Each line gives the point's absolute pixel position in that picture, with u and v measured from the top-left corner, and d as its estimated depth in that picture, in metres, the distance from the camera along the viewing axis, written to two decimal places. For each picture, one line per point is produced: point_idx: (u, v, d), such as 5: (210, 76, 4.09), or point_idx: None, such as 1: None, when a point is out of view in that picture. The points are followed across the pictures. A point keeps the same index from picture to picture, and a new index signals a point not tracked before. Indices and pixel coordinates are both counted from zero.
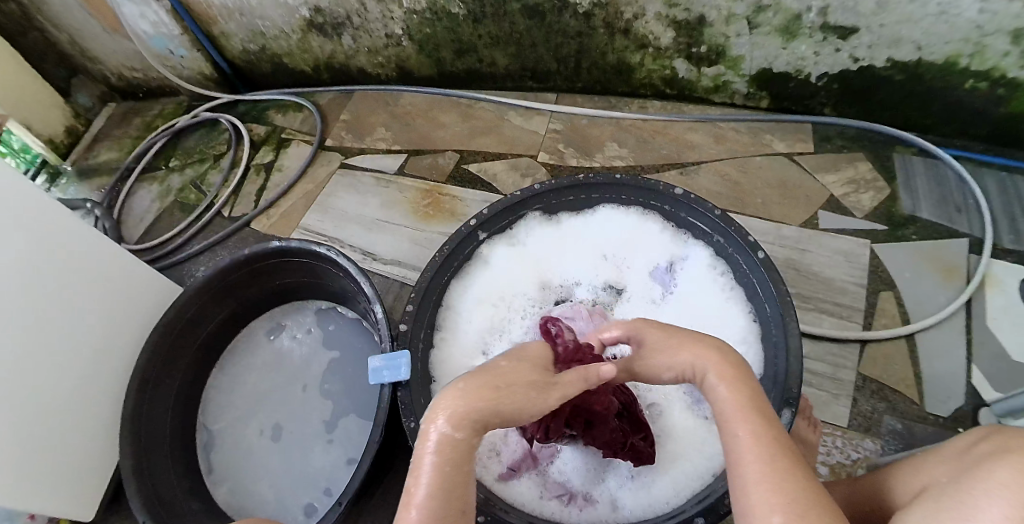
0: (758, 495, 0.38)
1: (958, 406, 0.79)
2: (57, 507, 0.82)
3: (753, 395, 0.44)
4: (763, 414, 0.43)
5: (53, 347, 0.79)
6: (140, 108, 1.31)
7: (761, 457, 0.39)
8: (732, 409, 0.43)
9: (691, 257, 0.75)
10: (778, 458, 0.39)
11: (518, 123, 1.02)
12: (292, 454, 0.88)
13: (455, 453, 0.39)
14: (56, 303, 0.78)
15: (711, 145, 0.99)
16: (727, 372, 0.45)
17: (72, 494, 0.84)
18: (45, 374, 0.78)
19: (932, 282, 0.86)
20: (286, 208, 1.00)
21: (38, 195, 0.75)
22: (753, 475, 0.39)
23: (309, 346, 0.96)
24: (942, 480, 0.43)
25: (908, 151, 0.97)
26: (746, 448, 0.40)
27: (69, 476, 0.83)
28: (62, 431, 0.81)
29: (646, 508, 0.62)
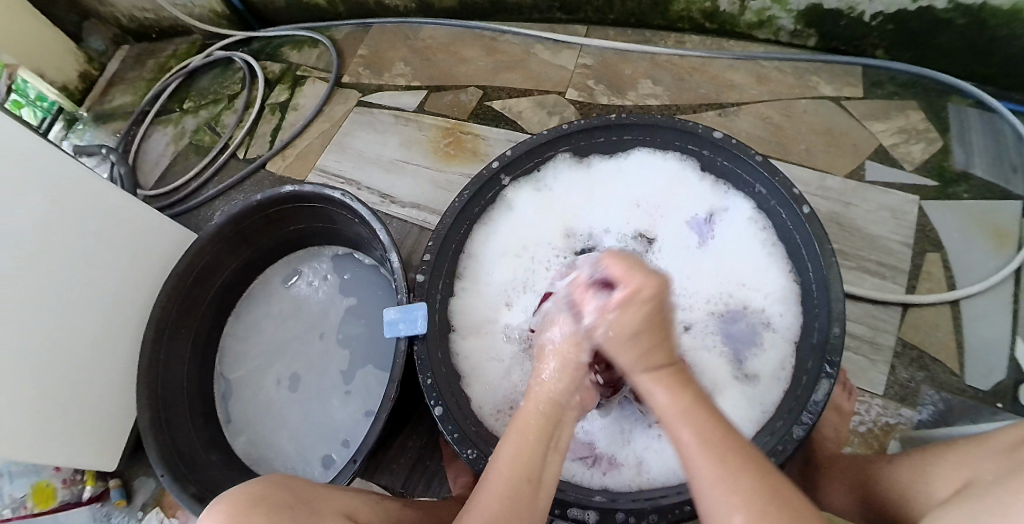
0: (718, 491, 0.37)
1: (1000, 380, 0.74)
2: (86, 455, 0.84)
3: (698, 397, 0.43)
4: (705, 412, 0.41)
5: (70, 297, 0.78)
6: (154, 50, 1.28)
7: (717, 451, 0.39)
8: (674, 410, 0.42)
9: (731, 209, 0.70)
10: (727, 450, 0.39)
11: (546, 57, 0.96)
12: (310, 404, 0.87)
13: (535, 424, 0.46)
14: (71, 253, 0.77)
15: (753, 85, 0.93)
16: (673, 377, 0.44)
17: (99, 442, 0.85)
18: (63, 325, 0.77)
19: (983, 247, 0.81)
20: (301, 148, 0.97)
21: (44, 142, 0.73)
22: (708, 474, 0.38)
23: (323, 294, 0.94)
24: (987, 479, 0.39)
25: (963, 102, 0.89)
26: (694, 452, 0.39)
27: (96, 425, 0.84)
28: (84, 381, 0.81)
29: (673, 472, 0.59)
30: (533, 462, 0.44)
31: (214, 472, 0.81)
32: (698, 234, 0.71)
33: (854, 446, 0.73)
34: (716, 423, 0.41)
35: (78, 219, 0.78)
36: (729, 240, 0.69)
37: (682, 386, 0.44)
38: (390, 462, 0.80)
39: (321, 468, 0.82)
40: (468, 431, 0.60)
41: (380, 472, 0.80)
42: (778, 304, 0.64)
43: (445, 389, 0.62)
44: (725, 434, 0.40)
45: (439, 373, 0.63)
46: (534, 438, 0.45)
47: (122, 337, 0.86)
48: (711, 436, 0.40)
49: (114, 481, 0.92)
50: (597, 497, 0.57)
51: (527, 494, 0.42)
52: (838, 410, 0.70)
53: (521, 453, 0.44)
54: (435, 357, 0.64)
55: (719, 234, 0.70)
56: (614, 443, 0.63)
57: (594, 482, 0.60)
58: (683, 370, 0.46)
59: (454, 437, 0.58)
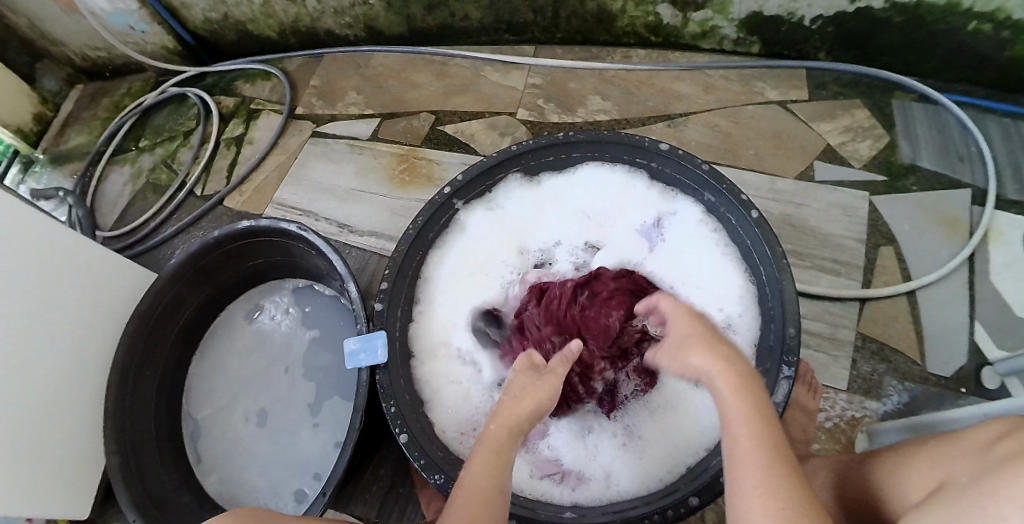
0: (751, 486, 0.39)
1: (961, 366, 0.76)
2: (55, 507, 0.81)
3: (763, 406, 0.44)
4: (763, 414, 0.43)
5: (31, 346, 0.76)
6: (108, 89, 1.26)
7: (764, 454, 0.40)
8: (741, 408, 0.43)
9: (680, 212, 0.71)
10: (766, 445, 0.41)
11: (495, 79, 0.97)
12: (281, 438, 0.86)
13: (497, 439, 0.49)
14: (32, 302, 0.75)
15: (700, 95, 0.95)
16: (736, 381, 0.45)
17: (69, 494, 0.83)
18: (26, 375, 0.75)
19: (933, 236, 0.83)
20: (259, 181, 0.97)
21: None
22: (750, 482, 0.40)
23: (286, 328, 0.93)
24: (961, 479, 0.40)
25: (907, 96, 0.92)
26: (743, 453, 0.41)
27: (64, 477, 0.82)
28: (50, 432, 0.78)
29: (639, 483, 0.60)
30: (494, 478, 0.47)
31: (189, 514, 0.79)
32: (648, 240, 0.72)
33: (822, 443, 0.74)
34: (773, 433, 0.42)
35: (38, 265, 0.76)
36: (680, 244, 0.71)
37: (753, 391, 0.44)
38: (364, 492, 0.79)
39: (295, 503, 0.81)
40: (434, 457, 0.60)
41: (354, 503, 0.79)
42: (735, 304, 0.65)
43: (409, 416, 0.62)
44: (772, 435, 0.42)
45: (403, 401, 0.63)
46: (493, 460, 0.48)
47: (85, 383, 0.84)
48: (763, 436, 0.42)
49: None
50: (566, 513, 0.57)
51: (494, 502, 0.45)
52: (804, 409, 0.71)
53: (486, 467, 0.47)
54: (398, 384, 0.64)
55: (669, 240, 0.72)
56: (581, 458, 0.63)
57: (564, 499, 0.60)
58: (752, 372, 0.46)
59: (421, 463, 0.59)
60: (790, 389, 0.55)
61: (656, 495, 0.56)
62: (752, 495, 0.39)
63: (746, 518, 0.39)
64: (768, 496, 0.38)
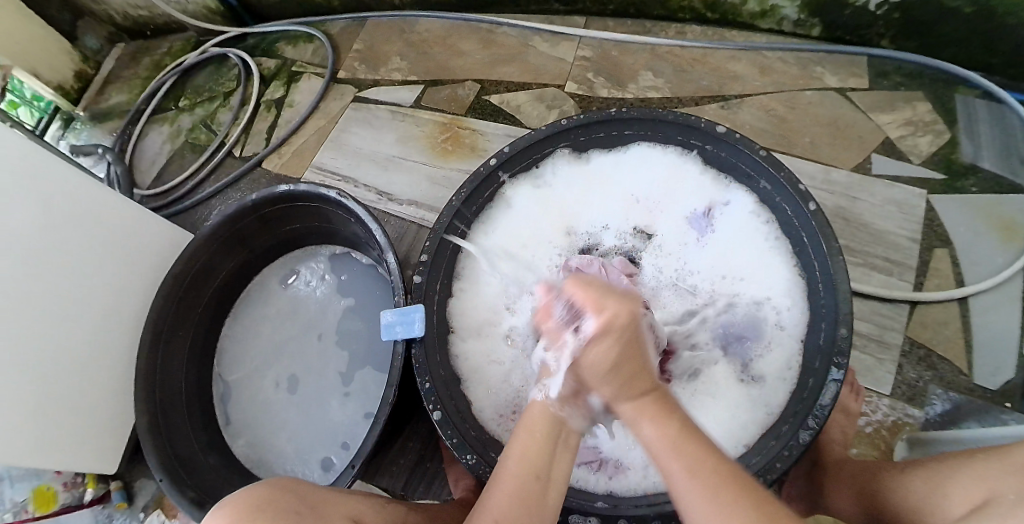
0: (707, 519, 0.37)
1: (1009, 380, 0.73)
2: (85, 458, 0.83)
3: (681, 426, 0.42)
4: (697, 441, 0.41)
5: (66, 300, 0.77)
6: (149, 48, 1.26)
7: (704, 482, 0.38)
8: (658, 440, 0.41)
9: (732, 203, 0.68)
10: (725, 479, 0.38)
11: (544, 49, 0.95)
12: (309, 406, 0.86)
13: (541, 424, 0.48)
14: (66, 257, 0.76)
15: (756, 77, 0.91)
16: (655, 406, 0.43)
17: (98, 447, 0.85)
18: (60, 329, 0.76)
19: (990, 241, 0.79)
20: (298, 145, 0.96)
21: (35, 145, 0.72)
22: (706, 508, 0.37)
23: (321, 294, 0.92)
24: (1009, 498, 0.39)
25: (971, 93, 0.87)
26: (684, 486, 0.39)
27: (94, 430, 0.83)
28: (81, 387, 0.80)
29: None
30: (537, 463, 0.45)
31: (214, 475, 0.80)
32: (697, 231, 0.70)
33: (860, 447, 0.72)
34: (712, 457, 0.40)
35: (73, 221, 0.77)
36: (730, 234, 0.68)
37: (668, 415, 0.42)
38: (390, 464, 0.79)
39: (320, 471, 0.81)
40: (468, 436, 0.59)
41: (380, 474, 0.78)
42: (784, 297, 0.63)
43: (444, 393, 0.61)
44: (722, 467, 0.39)
45: (439, 378, 0.62)
46: (542, 440, 0.47)
47: (117, 339, 0.85)
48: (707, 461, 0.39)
49: (115, 483, 0.91)
50: (599, 503, 0.56)
51: (538, 493, 0.44)
52: (846, 411, 0.68)
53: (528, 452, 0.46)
54: (434, 359, 0.63)
55: (719, 230, 0.69)
56: (620, 447, 0.61)
57: (600, 487, 0.59)
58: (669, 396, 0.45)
59: (453, 442, 0.58)
60: (838, 393, 0.53)
61: None
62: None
63: None
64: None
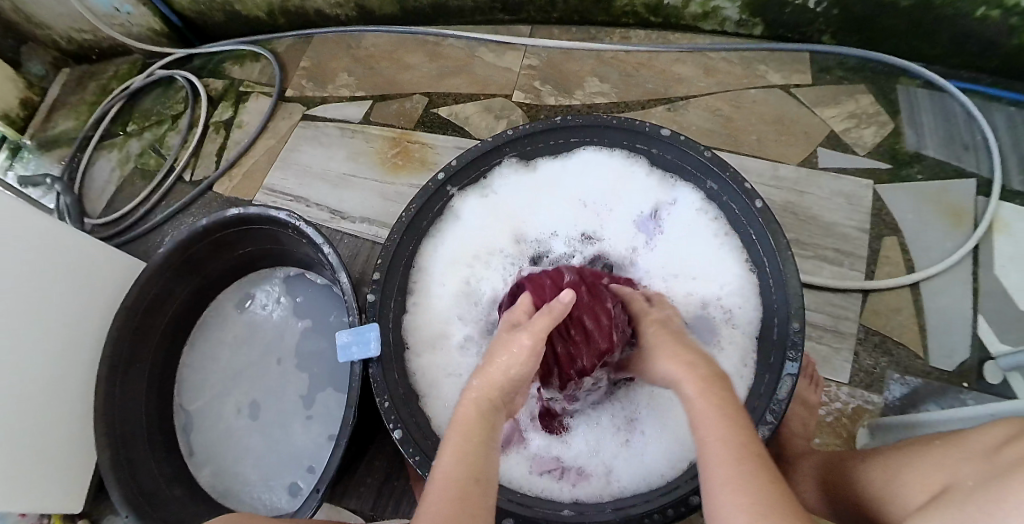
0: (719, 484, 0.37)
1: (963, 360, 0.75)
2: (47, 500, 0.79)
3: (729, 397, 0.43)
4: (733, 414, 0.41)
5: (18, 340, 0.74)
6: (94, 73, 1.23)
7: (725, 445, 0.39)
8: (698, 403, 0.43)
9: (679, 202, 0.69)
10: (746, 449, 0.39)
11: (490, 60, 0.95)
12: (274, 431, 0.84)
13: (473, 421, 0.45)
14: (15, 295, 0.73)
15: (702, 78, 0.92)
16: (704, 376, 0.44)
17: (59, 490, 0.81)
18: (13, 370, 0.73)
19: (937, 227, 0.81)
20: (249, 166, 0.94)
21: None
22: (720, 475, 0.38)
23: (278, 318, 0.91)
24: (967, 484, 0.39)
25: (912, 83, 0.90)
26: (713, 451, 0.39)
27: (54, 474, 0.80)
28: (40, 429, 0.77)
29: (641, 478, 0.58)
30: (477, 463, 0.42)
31: (183, 508, 0.77)
32: (645, 232, 0.70)
33: (823, 436, 0.73)
34: (741, 428, 0.40)
35: (20, 257, 0.74)
36: (679, 234, 0.69)
37: (718, 387, 0.44)
38: (359, 485, 0.77)
39: (289, 496, 0.80)
40: (429, 453, 0.58)
41: (348, 496, 0.77)
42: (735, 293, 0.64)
43: (403, 411, 0.60)
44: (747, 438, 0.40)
45: (398, 397, 0.61)
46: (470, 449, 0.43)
47: (73, 376, 0.82)
48: (739, 432, 0.40)
49: None
50: (565, 511, 0.56)
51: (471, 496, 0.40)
52: (805, 404, 0.69)
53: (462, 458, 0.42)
54: (392, 376, 0.62)
55: (668, 229, 0.70)
56: (582, 454, 0.61)
57: (565, 495, 0.58)
58: (721, 376, 0.46)
59: (416, 459, 0.57)
60: (796, 385, 0.54)
61: (656, 492, 0.55)
62: (728, 496, 0.36)
63: (717, 511, 0.37)
64: (741, 489, 0.36)
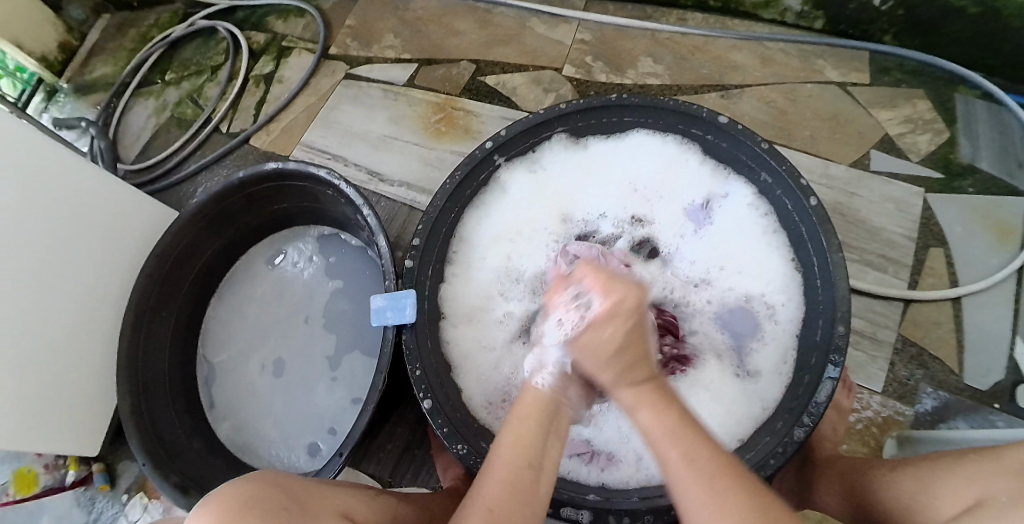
0: (706, 515, 0.36)
1: (999, 380, 0.73)
2: (65, 440, 0.80)
3: (679, 411, 0.41)
4: (693, 429, 0.39)
5: (47, 281, 0.74)
6: (135, 20, 1.22)
7: (710, 464, 0.37)
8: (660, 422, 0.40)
9: (731, 195, 0.67)
10: (722, 471, 0.37)
11: (541, 31, 0.93)
12: (295, 391, 0.85)
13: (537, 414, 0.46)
14: (48, 236, 0.73)
15: (757, 67, 0.90)
16: (655, 393, 0.42)
17: (79, 430, 0.82)
18: (42, 309, 0.74)
19: (985, 242, 0.79)
20: (286, 123, 0.93)
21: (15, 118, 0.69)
22: (697, 496, 0.36)
23: (309, 276, 0.90)
24: (1003, 501, 0.38)
25: (970, 93, 0.86)
26: (682, 471, 0.37)
27: (75, 414, 0.81)
28: (63, 369, 0.77)
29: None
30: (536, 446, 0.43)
31: (198, 460, 0.78)
32: (694, 221, 0.69)
33: (850, 443, 0.71)
34: (705, 446, 0.38)
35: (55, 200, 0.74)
36: (728, 227, 0.67)
37: (664, 401, 0.41)
38: (379, 450, 0.77)
39: (307, 457, 0.80)
40: (457, 425, 0.57)
41: (368, 460, 0.77)
42: (781, 291, 0.62)
43: (434, 380, 0.59)
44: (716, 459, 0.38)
45: (429, 365, 0.60)
46: (531, 433, 0.44)
47: (98, 320, 0.82)
48: (710, 453, 0.38)
49: (98, 464, 0.88)
50: (591, 495, 0.55)
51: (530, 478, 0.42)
52: (838, 409, 0.67)
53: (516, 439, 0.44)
54: (425, 345, 0.61)
55: (717, 221, 0.68)
56: (613, 439, 0.60)
57: (592, 479, 0.58)
58: (666, 389, 0.43)
59: (444, 431, 0.56)
60: (833, 391, 0.52)
61: None
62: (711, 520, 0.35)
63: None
64: (724, 511, 0.35)
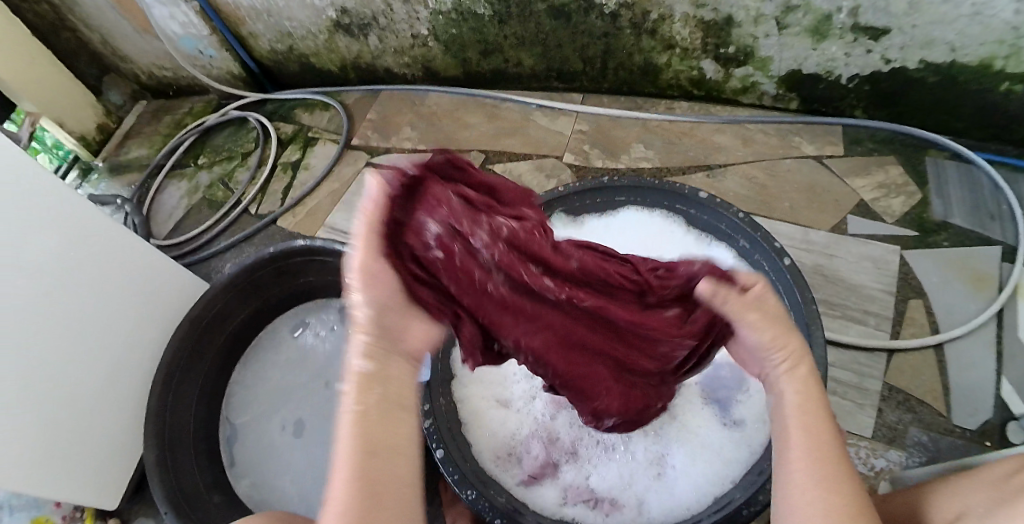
0: (813, 494, 0.41)
1: (986, 419, 0.77)
2: (84, 495, 0.84)
3: (818, 394, 0.46)
4: (818, 409, 0.45)
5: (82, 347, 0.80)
6: (170, 107, 1.33)
7: (819, 452, 0.43)
8: (796, 405, 0.45)
9: (714, 259, 0.74)
10: (831, 460, 0.42)
11: (543, 123, 1.03)
12: (315, 448, 0.90)
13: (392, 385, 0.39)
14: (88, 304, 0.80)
15: (738, 148, 0.98)
16: (801, 366, 0.46)
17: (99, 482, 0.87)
18: (75, 374, 0.80)
19: (963, 292, 0.85)
20: (312, 206, 1.01)
21: (73, 203, 0.77)
22: (814, 478, 0.42)
23: (329, 345, 0.97)
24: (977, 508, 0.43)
25: (940, 155, 0.94)
26: (797, 445, 0.43)
27: (94, 474, 0.85)
28: (91, 432, 0.83)
29: (671, 511, 0.62)
30: (383, 429, 0.38)
31: (217, 511, 0.82)
32: None
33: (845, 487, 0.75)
34: (827, 431, 0.44)
35: (97, 273, 0.81)
36: None
37: (811, 381, 0.46)
38: None
39: None
40: (468, 472, 0.63)
41: None
42: None
43: (446, 432, 0.65)
44: (834, 448, 0.43)
45: (441, 419, 0.65)
46: (375, 406, 0.38)
47: (127, 383, 0.88)
48: (823, 435, 0.43)
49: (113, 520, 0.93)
50: None
51: (387, 465, 0.38)
52: None
53: (367, 427, 0.38)
54: (438, 400, 0.67)
55: None
56: (616, 487, 0.65)
57: None
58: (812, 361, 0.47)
59: (454, 478, 0.62)
60: None
61: None
62: (803, 496, 0.41)
63: (801, 508, 0.41)
64: (824, 487, 0.41)
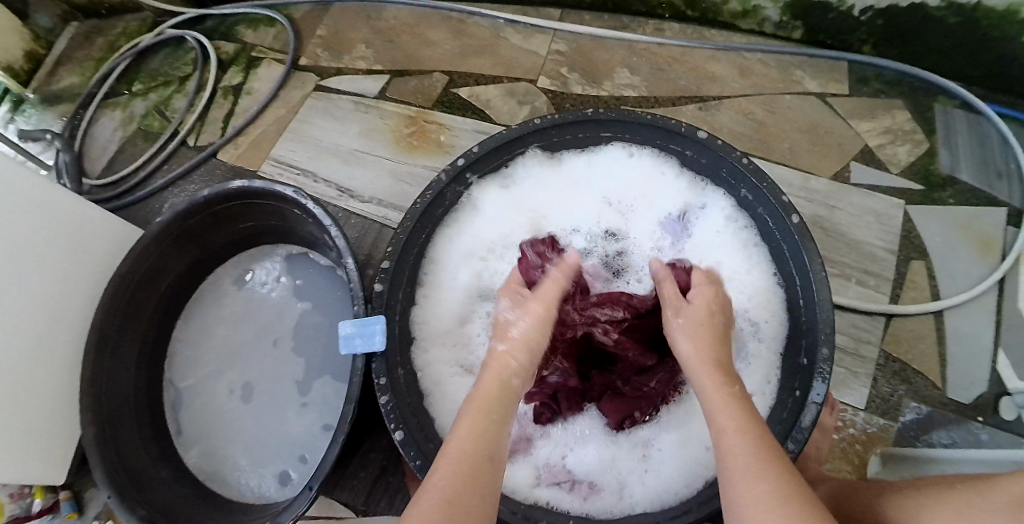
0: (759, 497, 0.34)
1: (981, 392, 0.72)
2: (29, 471, 0.75)
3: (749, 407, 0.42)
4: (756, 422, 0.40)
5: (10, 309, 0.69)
6: (103, 28, 1.19)
7: (765, 461, 0.36)
8: (731, 411, 0.41)
9: (708, 206, 0.66)
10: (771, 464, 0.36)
11: (517, 41, 0.94)
12: (265, 416, 0.81)
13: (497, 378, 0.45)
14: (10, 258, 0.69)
15: (735, 78, 0.90)
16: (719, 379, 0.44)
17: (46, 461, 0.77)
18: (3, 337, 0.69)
19: (965, 255, 0.78)
20: (256, 136, 0.92)
21: None
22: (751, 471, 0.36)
23: (276, 297, 0.87)
24: None
25: (949, 103, 0.86)
26: (734, 441, 0.39)
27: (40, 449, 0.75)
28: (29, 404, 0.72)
29: (659, 496, 0.55)
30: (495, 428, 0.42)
31: (165, 489, 0.73)
32: (671, 235, 0.67)
33: (833, 462, 0.70)
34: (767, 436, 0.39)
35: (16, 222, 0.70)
36: (704, 242, 0.66)
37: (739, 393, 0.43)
38: (351, 478, 0.74)
39: (277, 486, 0.76)
40: (428, 453, 0.55)
41: (340, 488, 0.74)
42: (764, 305, 0.61)
43: (406, 411, 0.56)
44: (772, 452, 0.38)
45: (398, 394, 0.57)
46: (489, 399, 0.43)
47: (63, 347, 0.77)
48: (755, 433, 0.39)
49: (63, 494, 0.83)
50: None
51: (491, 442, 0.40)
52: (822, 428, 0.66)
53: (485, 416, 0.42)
54: (397, 370, 0.59)
55: (695, 236, 0.66)
56: (597, 467, 0.58)
57: (574, 510, 0.55)
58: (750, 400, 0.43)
59: (417, 464, 0.53)
60: (819, 414, 0.51)
61: (668, 515, 0.52)
62: (751, 502, 0.34)
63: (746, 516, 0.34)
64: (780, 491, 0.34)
